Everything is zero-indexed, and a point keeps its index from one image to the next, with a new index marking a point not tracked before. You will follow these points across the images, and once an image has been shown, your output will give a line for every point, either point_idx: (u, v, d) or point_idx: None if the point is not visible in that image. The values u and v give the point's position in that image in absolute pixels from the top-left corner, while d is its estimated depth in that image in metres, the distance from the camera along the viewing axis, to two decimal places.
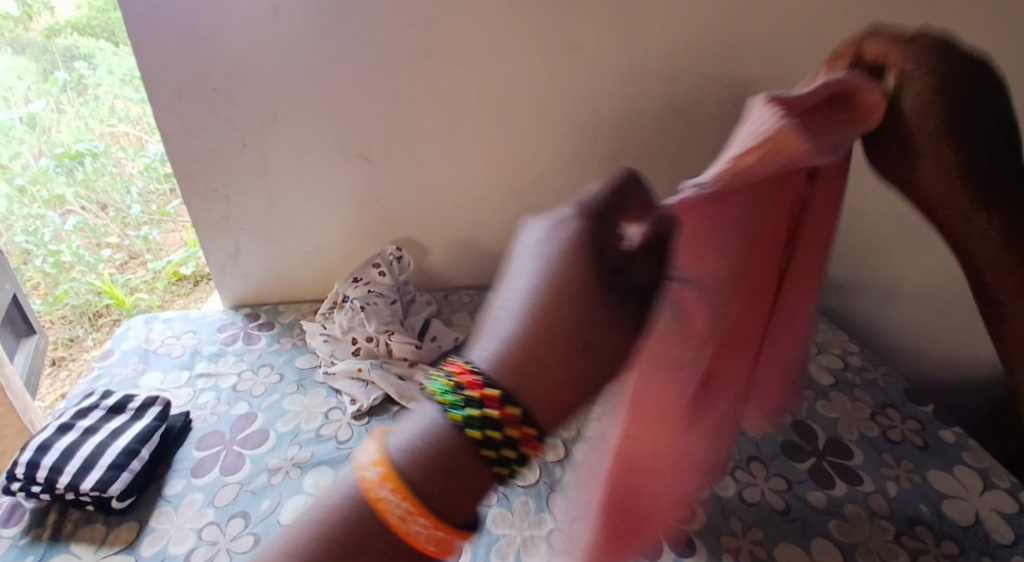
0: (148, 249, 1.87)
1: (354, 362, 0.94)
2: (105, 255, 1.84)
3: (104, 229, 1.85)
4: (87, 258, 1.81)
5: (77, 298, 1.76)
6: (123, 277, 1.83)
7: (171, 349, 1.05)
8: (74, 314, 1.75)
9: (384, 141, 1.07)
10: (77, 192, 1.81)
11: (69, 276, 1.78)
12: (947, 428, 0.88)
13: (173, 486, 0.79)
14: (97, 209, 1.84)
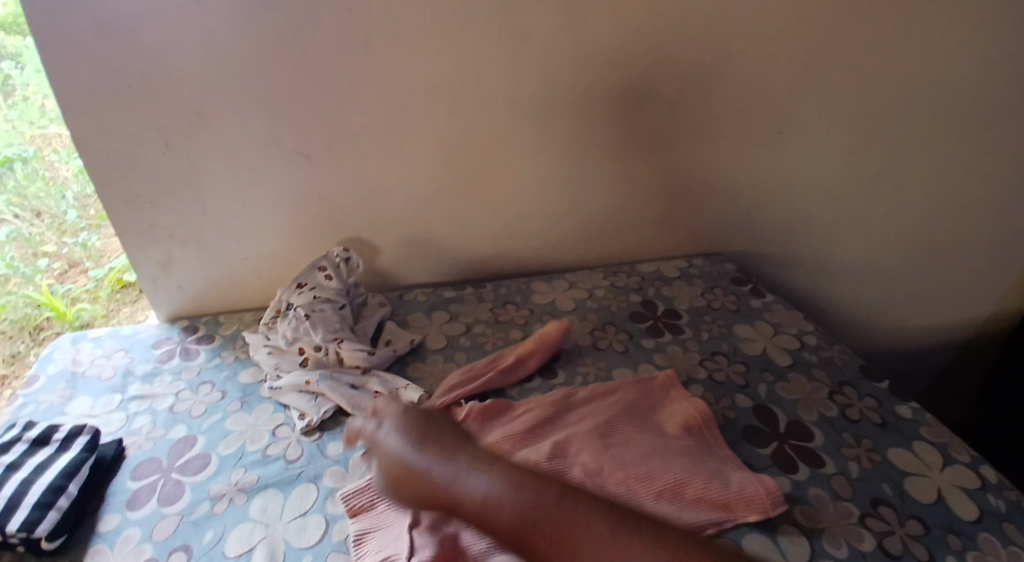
0: (88, 256, 1.61)
1: (301, 374, 0.89)
2: (42, 265, 1.57)
3: (40, 238, 1.60)
4: (22, 270, 1.55)
5: (15, 313, 1.49)
6: (63, 288, 1.55)
7: (101, 370, 0.98)
8: (14, 330, 1.48)
9: (323, 135, 1.02)
10: (9, 200, 1.57)
11: (2, 291, 1.51)
12: (903, 402, 0.89)
13: (107, 522, 0.73)
14: (32, 216, 1.60)
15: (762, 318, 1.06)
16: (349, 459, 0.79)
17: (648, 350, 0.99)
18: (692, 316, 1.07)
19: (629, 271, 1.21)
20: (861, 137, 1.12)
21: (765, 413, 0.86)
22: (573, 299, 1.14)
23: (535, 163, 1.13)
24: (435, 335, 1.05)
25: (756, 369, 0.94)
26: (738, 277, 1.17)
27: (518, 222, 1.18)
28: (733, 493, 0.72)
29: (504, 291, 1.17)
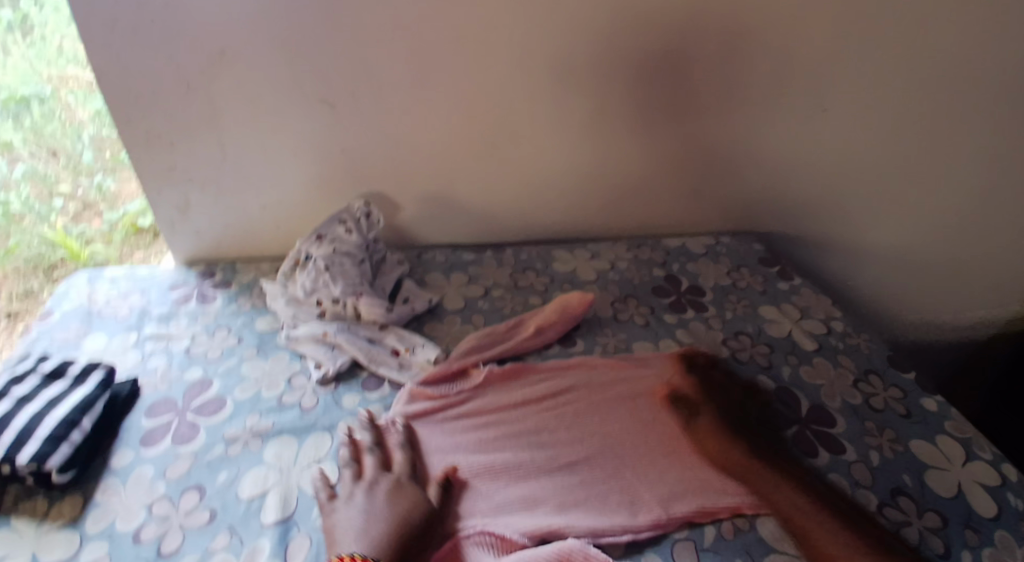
0: (104, 199, 1.58)
1: (319, 325, 0.88)
2: (56, 205, 1.54)
3: (56, 177, 1.58)
4: (38, 208, 1.53)
5: (30, 251, 1.46)
6: (78, 229, 1.52)
7: (116, 310, 0.97)
8: (27, 268, 1.45)
9: (348, 83, 0.99)
10: (25, 138, 1.57)
11: (19, 229, 1.49)
12: (929, 395, 0.87)
13: (121, 458, 0.73)
14: (48, 155, 1.58)
15: (789, 300, 1.03)
16: (364, 412, 0.79)
17: (670, 325, 0.97)
18: (716, 294, 1.04)
19: (654, 245, 1.18)
20: (901, 119, 1.08)
21: (787, 396, 0.85)
22: (594, 270, 1.11)
23: (564, 126, 1.09)
24: (453, 296, 1.03)
25: (780, 351, 0.92)
26: (766, 257, 1.14)
27: (542, 185, 1.16)
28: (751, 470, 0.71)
29: (524, 258, 1.15)
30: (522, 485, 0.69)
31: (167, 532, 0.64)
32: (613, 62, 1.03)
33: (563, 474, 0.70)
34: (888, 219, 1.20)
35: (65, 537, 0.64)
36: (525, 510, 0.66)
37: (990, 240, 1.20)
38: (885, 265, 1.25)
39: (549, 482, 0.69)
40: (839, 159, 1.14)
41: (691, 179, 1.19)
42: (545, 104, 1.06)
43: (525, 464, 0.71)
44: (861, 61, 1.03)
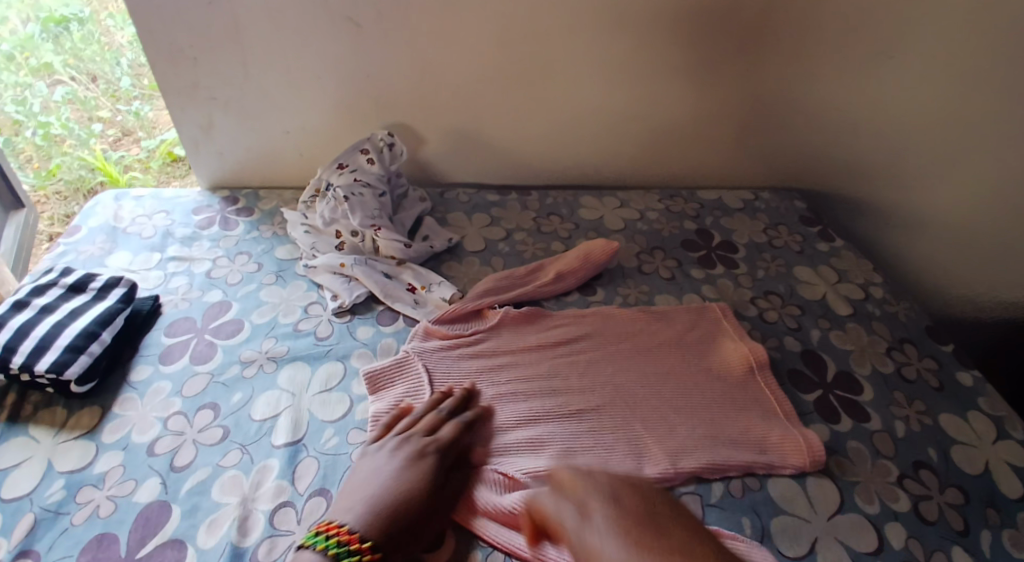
0: (142, 125, 1.55)
1: (337, 256, 0.87)
2: (95, 129, 1.53)
3: (96, 102, 1.54)
4: (78, 132, 1.50)
5: (71, 174, 1.46)
6: (116, 154, 1.52)
7: (141, 229, 0.97)
8: (69, 191, 1.46)
9: (375, 2, 0.94)
10: (66, 60, 1.49)
11: (60, 151, 1.47)
12: (965, 369, 0.83)
13: (140, 372, 0.74)
14: (88, 80, 1.53)
15: (826, 262, 0.98)
16: (378, 344, 0.78)
17: (697, 280, 0.93)
18: (749, 252, 1.00)
19: (688, 197, 1.13)
20: (969, 71, 0.99)
21: (813, 359, 0.82)
22: (622, 219, 1.07)
23: (601, 62, 1.03)
24: (474, 237, 1.01)
25: (810, 313, 0.88)
26: (807, 216, 1.08)
27: (573, 126, 1.11)
28: (772, 433, 0.68)
29: (550, 203, 1.11)
30: (531, 427, 0.68)
31: (180, 446, 0.66)
32: None
33: (574, 420, 0.69)
34: (941, 183, 1.12)
35: (82, 446, 0.66)
36: (532, 452, 0.65)
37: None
38: (935, 235, 1.17)
39: (559, 427, 0.68)
40: (893, 112, 1.06)
41: (732, 127, 1.12)
42: (581, 35, 0.99)
43: (535, 408, 0.70)
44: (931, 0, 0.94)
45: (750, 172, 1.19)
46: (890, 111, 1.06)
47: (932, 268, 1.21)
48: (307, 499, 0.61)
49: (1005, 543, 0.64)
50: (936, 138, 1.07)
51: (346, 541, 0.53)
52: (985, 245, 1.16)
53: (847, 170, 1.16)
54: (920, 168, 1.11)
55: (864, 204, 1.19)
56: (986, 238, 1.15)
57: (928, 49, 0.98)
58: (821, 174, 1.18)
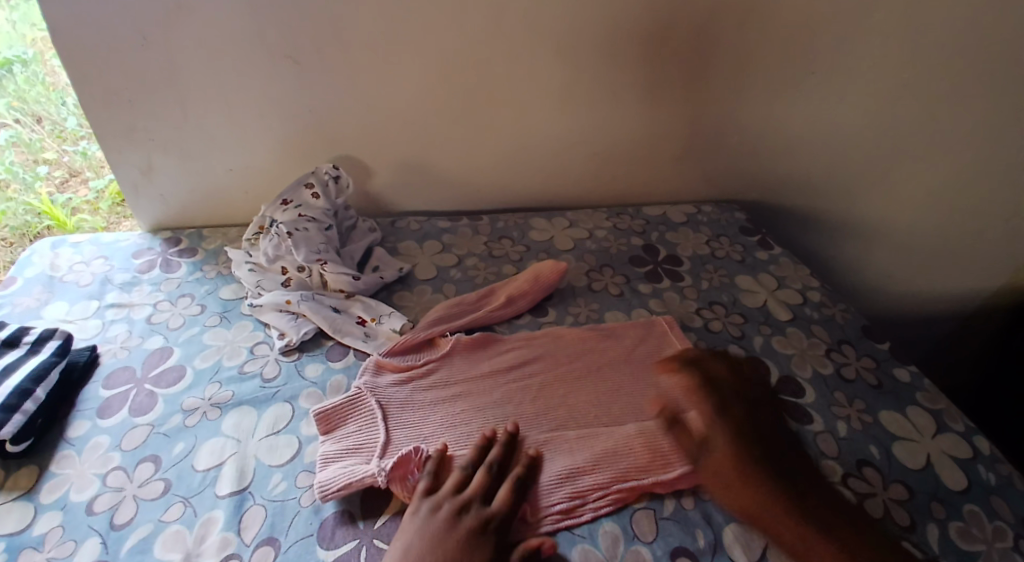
0: (89, 165, 1.48)
1: (282, 293, 0.86)
2: (41, 172, 1.46)
3: (40, 144, 1.47)
4: (22, 175, 1.44)
5: (15, 220, 1.41)
6: (64, 197, 1.46)
7: (79, 277, 0.95)
8: (15, 237, 1.41)
9: (313, 39, 0.95)
10: (10, 102, 1.41)
11: (3, 196, 1.42)
12: (902, 366, 0.87)
13: (76, 428, 0.71)
14: (32, 121, 1.45)
15: (766, 270, 1.01)
16: (327, 382, 0.77)
17: (644, 295, 0.95)
18: (694, 264, 1.03)
19: (633, 214, 1.15)
20: (885, 83, 1.05)
21: (757, 365, 0.84)
22: (571, 239, 1.09)
23: (542, 88, 1.05)
24: (424, 265, 1.01)
25: (753, 321, 0.91)
26: (747, 227, 1.12)
27: (519, 150, 1.13)
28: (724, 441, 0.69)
29: (500, 226, 1.12)
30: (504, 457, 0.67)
31: (120, 503, 0.63)
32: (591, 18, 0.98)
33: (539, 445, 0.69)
34: (871, 189, 1.17)
35: (19, 508, 0.63)
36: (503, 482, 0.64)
37: (979, 211, 1.17)
38: (870, 240, 1.24)
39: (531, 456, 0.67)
40: (822, 124, 1.12)
41: (670, 144, 1.15)
42: (520, 63, 1.02)
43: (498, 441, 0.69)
44: None
45: (693, 188, 1.23)
46: (818, 123, 1.11)
47: (873, 272, 1.28)
48: (255, 549, 0.59)
49: (950, 535, 0.66)
50: (864, 145, 1.13)
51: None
52: (918, 245, 1.22)
53: (785, 180, 1.20)
54: (852, 176, 1.17)
55: (803, 212, 1.24)
56: (920, 239, 1.21)
57: (847, 64, 1.04)
58: (760, 187, 1.22)
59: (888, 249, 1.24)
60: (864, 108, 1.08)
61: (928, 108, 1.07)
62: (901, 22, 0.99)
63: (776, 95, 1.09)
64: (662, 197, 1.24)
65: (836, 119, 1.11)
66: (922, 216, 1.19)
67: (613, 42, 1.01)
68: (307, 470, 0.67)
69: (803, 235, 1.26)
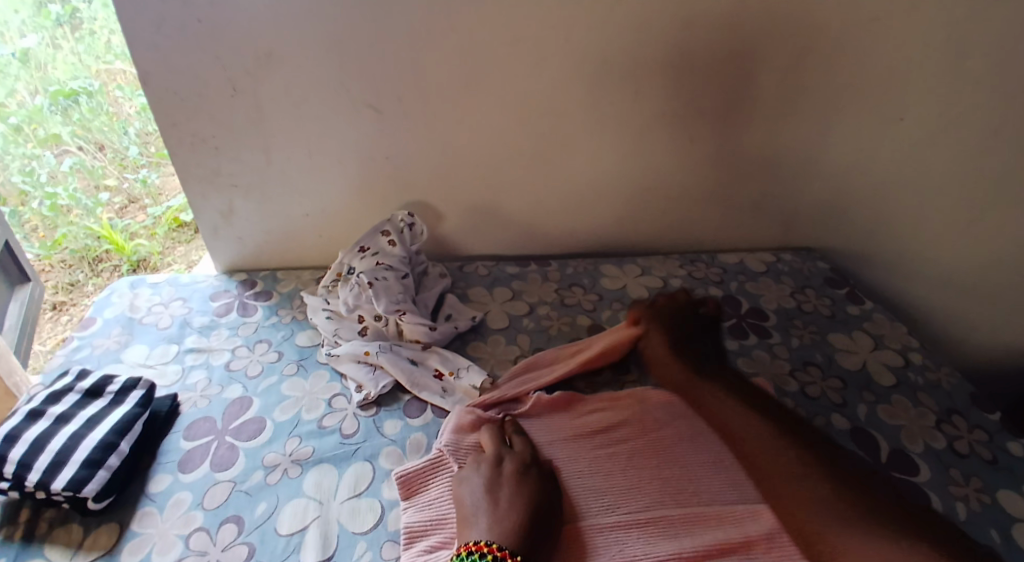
0: (149, 193, 1.52)
1: (361, 344, 0.84)
2: (102, 198, 1.48)
3: (103, 170, 1.49)
4: (84, 201, 1.45)
5: (76, 243, 1.40)
6: (122, 223, 1.47)
7: (158, 319, 0.95)
8: (74, 260, 1.40)
9: (395, 89, 0.96)
10: (73, 131, 1.44)
11: (65, 221, 1.42)
12: (1016, 439, 0.80)
13: (158, 483, 0.70)
14: (95, 149, 1.48)
15: (860, 327, 0.96)
16: (407, 440, 0.75)
17: (731, 352, 0.91)
18: (780, 318, 0.97)
19: (709, 262, 1.11)
20: (983, 134, 1.00)
21: (862, 436, 0.78)
22: (645, 288, 1.05)
23: (619, 135, 1.03)
24: (497, 313, 0.99)
25: (853, 386, 0.85)
26: (833, 278, 1.07)
27: (593, 195, 1.10)
28: None
29: (571, 273, 1.09)
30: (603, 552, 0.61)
31: None
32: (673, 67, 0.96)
33: (639, 528, 0.64)
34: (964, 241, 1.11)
35: None
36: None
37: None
38: (961, 293, 1.17)
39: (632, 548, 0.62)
40: (912, 174, 1.06)
41: (748, 191, 1.11)
42: (600, 111, 1.00)
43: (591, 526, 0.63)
44: (942, 70, 0.95)
45: (770, 234, 1.18)
46: (908, 172, 1.06)
47: (964, 328, 1.20)
48: None
49: None
50: (958, 196, 1.07)
51: (502, 556, 0.55)
52: None
53: (870, 229, 1.14)
54: (944, 227, 1.10)
55: (888, 262, 1.18)
56: None
57: (944, 114, 0.99)
58: (842, 235, 1.17)
59: (980, 303, 1.17)
60: (961, 158, 1.03)
61: None
62: None
63: (865, 143, 1.05)
64: (736, 244, 1.19)
65: (929, 169, 1.05)
66: None
67: (695, 91, 0.99)
68: (393, 540, 0.64)
69: (887, 285, 1.20)
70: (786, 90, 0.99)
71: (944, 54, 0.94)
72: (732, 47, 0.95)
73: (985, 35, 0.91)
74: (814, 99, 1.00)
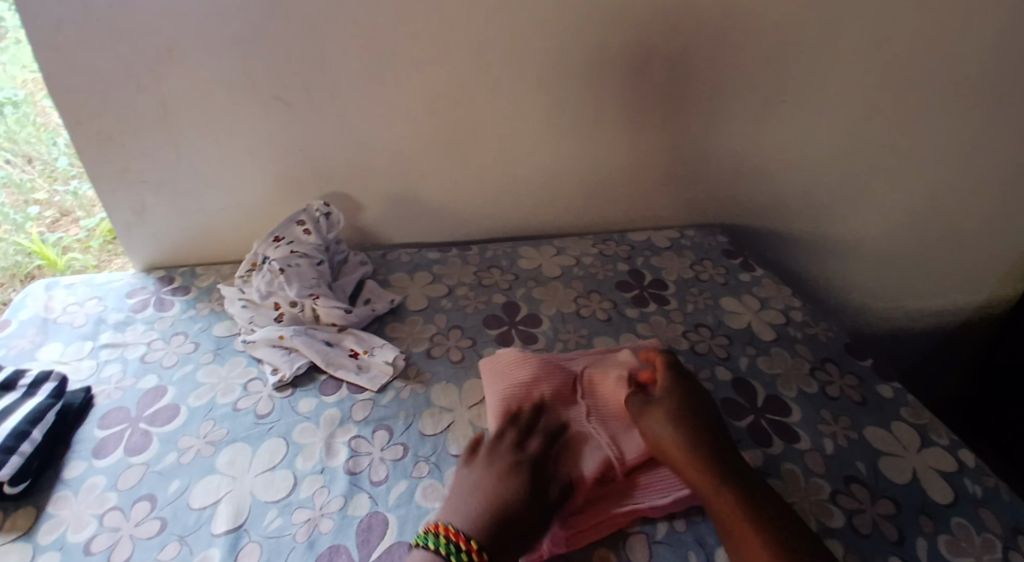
0: (80, 205, 1.43)
1: (275, 328, 0.87)
2: (31, 212, 1.41)
3: (31, 183, 1.41)
4: (11, 216, 1.39)
5: (4, 260, 1.37)
6: (54, 237, 1.41)
7: (73, 318, 0.96)
8: (4, 278, 1.38)
9: (303, 82, 0.99)
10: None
11: None
12: (885, 382, 0.89)
13: (72, 469, 0.72)
14: (23, 161, 1.40)
15: (750, 291, 1.04)
16: (320, 416, 0.78)
17: (632, 319, 0.98)
18: (679, 287, 1.05)
19: (619, 239, 1.18)
20: (851, 111, 1.11)
21: (744, 386, 0.86)
22: (559, 266, 1.11)
23: (527, 124, 1.09)
24: (415, 296, 1.03)
25: (738, 342, 0.93)
26: (729, 249, 1.15)
27: (506, 180, 1.16)
28: None
29: (489, 255, 1.14)
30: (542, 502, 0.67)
31: (116, 543, 0.64)
32: (571, 57, 1.02)
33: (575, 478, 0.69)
34: (845, 210, 1.23)
35: (19, 549, 0.64)
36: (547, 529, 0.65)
37: (940, 219, 1.23)
38: (844, 258, 1.29)
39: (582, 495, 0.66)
40: (796, 152, 1.16)
41: (651, 174, 1.19)
42: (504, 100, 1.05)
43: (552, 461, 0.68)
44: (811, 54, 1.05)
45: (678, 213, 1.25)
46: (793, 150, 1.16)
47: (846, 288, 1.33)
48: None
49: (937, 548, 0.67)
50: (835, 168, 1.18)
51: (455, 539, 0.60)
52: (887, 258, 1.29)
53: (765, 206, 1.23)
54: (827, 199, 1.21)
55: (780, 236, 1.27)
56: (889, 252, 1.28)
57: (816, 94, 1.09)
58: (743, 214, 1.25)
59: (858, 264, 1.30)
60: (833, 132, 1.13)
61: (892, 132, 1.13)
62: (866, 55, 1.04)
63: (753, 125, 1.13)
64: (647, 223, 1.26)
65: (809, 146, 1.15)
66: (891, 230, 1.25)
67: (595, 77, 1.05)
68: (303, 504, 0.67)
69: (782, 256, 1.30)
70: (680, 78, 1.06)
71: (812, 39, 1.03)
72: (625, 37, 1.01)
73: (843, 21, 1.01)
74: (705, 87, 1.08)
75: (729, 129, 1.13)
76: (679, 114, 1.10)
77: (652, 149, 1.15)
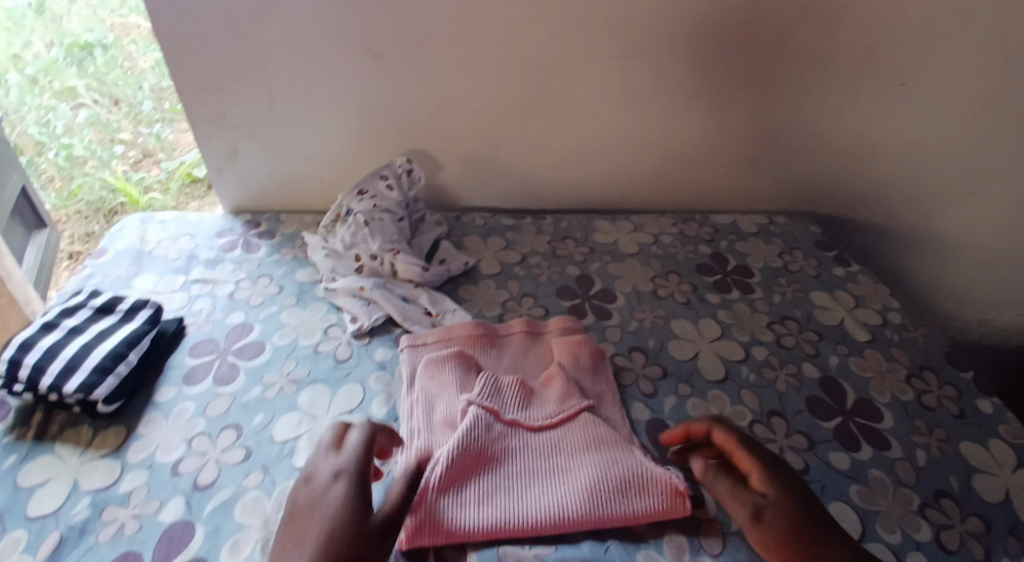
0: (161, 148, 1.54)
1: (356, 279, 0.89)
2: (117, 151, 1.52)
3: (117, 125, 1.56)
4: (100, 153, 1.50)
5: (92, 194, 1.45)
6: (137, 176, 1.49)
7: (166, 252, 1.00)
8: (90, 211, 1.44)
9: (394, 35, 0.97)
10: (88, 84, 1.59)
11: (82, 171, 1.47)
12: (986, 397, 0.82)
13: (164, 393, 0.76)
14: (109, 103, 1.58)
15: (843, 287, 0.98)
16: (397, 367, 0.79)
17: (712, 305, 0.94)
18: (765, 276, 1.01)
19: (701, 221, 1.13)
20: None
21: (832, 385, 0.82)
22: (636, 243, 1.07)
23: (616, 92, 1.05)
24: (490, 260, 1.02)
25: (829, 340, 0.89)
26: (823, 241, 1.09)
27: (588, 150, 1.12)
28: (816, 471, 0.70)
29: (564, 226, 1.12)
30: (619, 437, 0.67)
31: (203, 466, 0.67)
32: (669, 24, 0.97)
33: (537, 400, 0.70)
34: None
35: (108, 465, 0.68)
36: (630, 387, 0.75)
37: None
38: None
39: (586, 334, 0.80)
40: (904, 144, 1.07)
41: (743, 155, 1.12)
42: (595, 67, 1.02)
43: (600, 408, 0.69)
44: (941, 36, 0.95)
45: (767, 199, 1.19)
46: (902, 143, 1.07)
47: None
48: None
49: None
50: None
51: None
52: None
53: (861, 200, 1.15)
54: None
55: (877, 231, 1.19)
56: None
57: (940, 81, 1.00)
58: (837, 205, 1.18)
59: None
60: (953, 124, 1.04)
61: None
62: None
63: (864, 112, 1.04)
64: (732, 206, 1.21)
65: None
66: None
67: (693, 49, 0.99)
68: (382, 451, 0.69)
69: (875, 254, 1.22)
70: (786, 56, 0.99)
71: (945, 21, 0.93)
72: (732, 6, 0.95)
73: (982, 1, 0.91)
74: (815, 66, 0.99)
75: (836, 114, 1.05)
76: (783, 92, 1.03)
77: (747, 131, 1.09)
